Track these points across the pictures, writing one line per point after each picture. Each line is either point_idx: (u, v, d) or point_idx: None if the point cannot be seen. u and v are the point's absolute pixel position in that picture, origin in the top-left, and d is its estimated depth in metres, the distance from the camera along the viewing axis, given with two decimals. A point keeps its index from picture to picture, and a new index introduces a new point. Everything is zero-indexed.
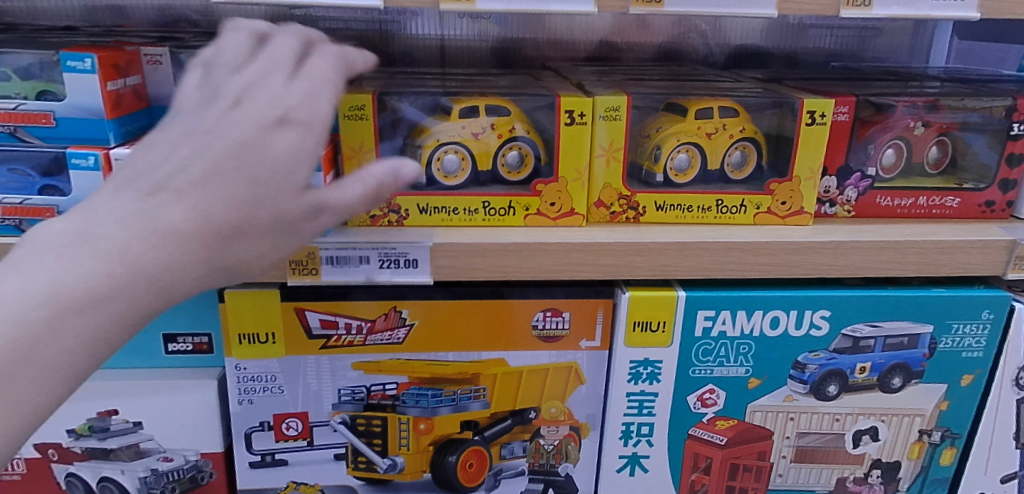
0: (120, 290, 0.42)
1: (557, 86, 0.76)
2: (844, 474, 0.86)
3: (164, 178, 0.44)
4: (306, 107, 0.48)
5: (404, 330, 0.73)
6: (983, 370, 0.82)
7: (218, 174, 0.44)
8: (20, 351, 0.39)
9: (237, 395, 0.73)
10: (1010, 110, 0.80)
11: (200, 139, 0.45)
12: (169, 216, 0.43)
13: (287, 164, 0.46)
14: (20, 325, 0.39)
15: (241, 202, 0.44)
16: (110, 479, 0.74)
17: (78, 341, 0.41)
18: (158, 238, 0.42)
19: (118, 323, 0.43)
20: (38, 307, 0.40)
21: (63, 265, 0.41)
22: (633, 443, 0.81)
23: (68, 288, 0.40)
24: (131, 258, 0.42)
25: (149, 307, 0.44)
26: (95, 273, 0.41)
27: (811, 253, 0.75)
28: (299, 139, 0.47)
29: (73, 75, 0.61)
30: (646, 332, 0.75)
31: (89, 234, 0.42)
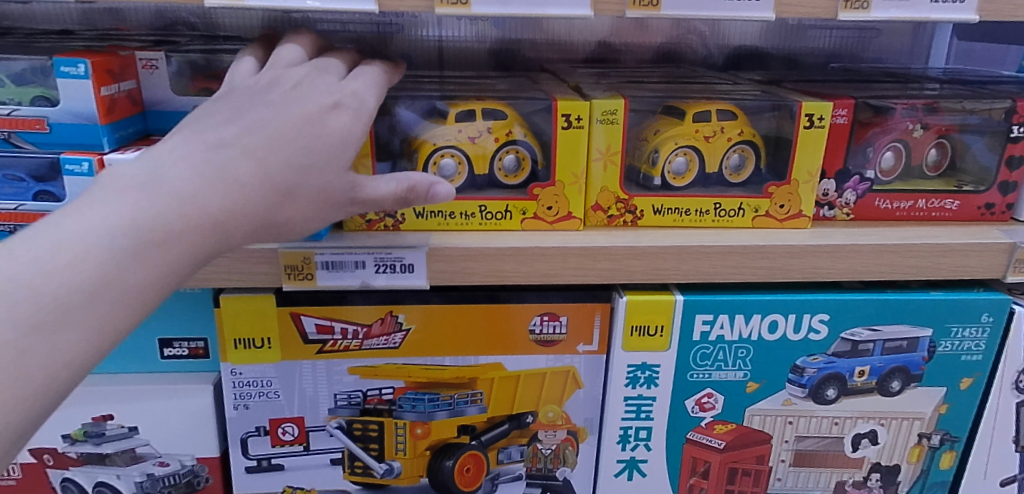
0: (190, 230, 0.46)
1: (554, 89, 0.76)
2: (843, 478, 0.86)
3: (229, 140, 0.50)
4: (359, 97, 0.58)
5: (400, 335, 0.72)
6: (983, 373, 0.82)
7: (281, 141, 0.51)
8: (103, 278, 0.42)
9: (233, 400, 0.73)
10: (1009, 112, 0.79)
11: (260, 113, 0.52)
12: (233, 171, 0.48)
13: (341, 141, 0.55)
14: (104, 255, 0.42)
15: (300, 167, 0.52)
16: (106, 484, 0.75)
17: (150, 276, 0.45)
18: (221, 188, 0.48)
19: (183, 262, 0.46)
20: (117, 240, 0.43)
21: (142, 204, 0.44)
22: (631, 447, 0.81)
23: (146, 224, 0.44)
24: (201, 200, 0.47)
25: (209, 250, 0.48)
26: (171, 213, 0.45)
27: (809, 257, 0.74)
28: (349, 119, 0.56)
29: (66, 81, 0.61)
30: (643, 336, 0.74)
31: (157, 178, 0.46)
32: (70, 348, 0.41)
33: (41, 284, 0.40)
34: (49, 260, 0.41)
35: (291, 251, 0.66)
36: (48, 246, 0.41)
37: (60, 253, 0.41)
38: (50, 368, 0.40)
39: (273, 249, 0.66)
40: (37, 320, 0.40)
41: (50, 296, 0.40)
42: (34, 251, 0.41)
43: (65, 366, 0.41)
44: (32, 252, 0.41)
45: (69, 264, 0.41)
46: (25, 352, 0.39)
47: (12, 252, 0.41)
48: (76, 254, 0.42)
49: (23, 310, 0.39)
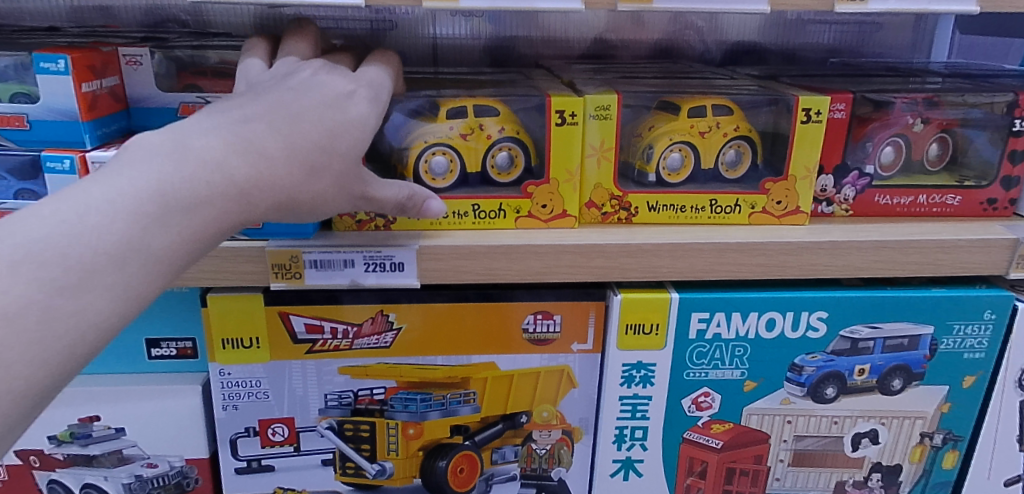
0: (216, 197, 0.44)
1: (546, 85, 0.75)
2: (844, 478, 0.85)
3: (256, 114, 0.49)
4: (372, 90, 0.58)
5: (391, 334, 0.72)
6: (985, 372, 0.80)
7: (307, 120, 0.50)
8: (129, 241, 0.41)
9: (222, 400, 0.72)
10: (1011, 106, 0.78)
11: (283, 96, 0.51)
12: (261, 142, 0.47)
13: (362, 127, 0.54)
14: (132, 217, 0.41)
15: (324, 145, 0.51)
16: (93, 485, 0.74)
17: (175, 242, 0.43)
18: (249, 156, 0.46)
19: (207, 231, 0.45)
20: (145, 204, 0.42)
21: (168, 170, 0.43)
22: (627, 447, 0.79)
23: (174, 189, 0.43)
24: (229, 170, 0.45)
25: (236, 220, 0.46)
26: (200, 180, 0.44)
27: (806, 254, 0.73)
28: (367, 109, 0.56)
29: (46, 77, 0.61)
30: (638, 335, 0.73)
31: (186, 145, 0.45)
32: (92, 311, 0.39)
33: (67, 243, 0.39)
34: (75, 221, 0.40)
35: (279, 251, 0.65)
36: (75, 208, 0.40)
37: (87, 214, 0.40)
38: (76, 330, 0.39)
39: (260, 248, 0.65)
40: (63, 279, 0.38)
41: (77, 256, 0.39)
42: (62, 211, 0.40)
43: (87, 330, 0.39)
44: (60, 213, 0.39)
45: (96, 225, 0.40)
46: (48, 310, 0.37)
47: (38, 213, 0.39)
48: (104, 216, 0.40)
49: (49, 268, 0.38)
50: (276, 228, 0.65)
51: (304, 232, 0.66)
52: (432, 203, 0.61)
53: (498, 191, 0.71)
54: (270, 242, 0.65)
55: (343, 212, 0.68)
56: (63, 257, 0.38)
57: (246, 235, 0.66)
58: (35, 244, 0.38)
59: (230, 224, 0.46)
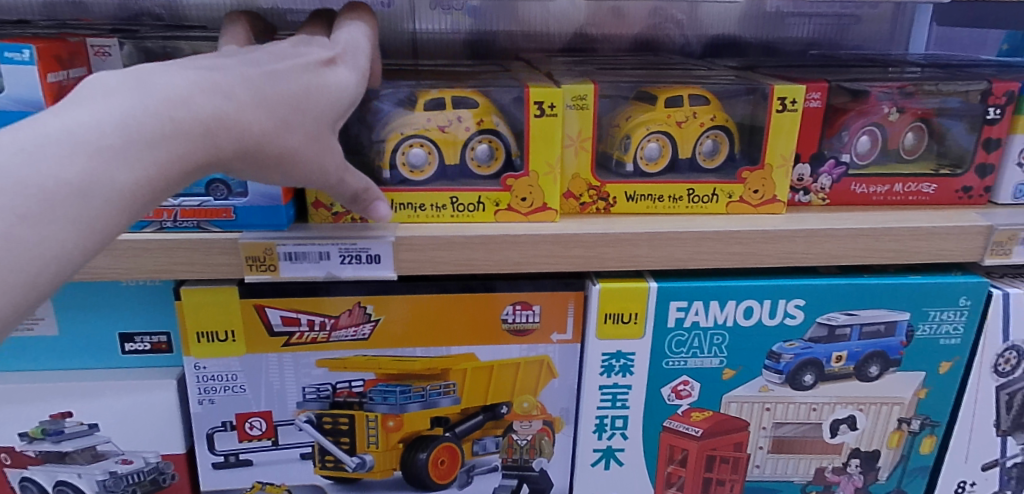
0: (183, 134, 0.43)
1: (527, 78, 0.74)
2: (823, 464, 0.85)
3: (223, 65, 0.48)
4: (356, 62, 0.58)
5: (369, 326, 0.71)
6: (961, 357, 0.81)
7: (279, 78, 0.50)
8: (91, 173, 0.40)
9: (198, 394, 0.72)
10: (984, 94, 0.79)
11: (256, 56, 0.51)
12: (228, 87, 0.46)
13: (338, 93, 0.54)
14: (95, 148, 0.40)
15: (294, 102, 0.50)
16: (66, 483, 0.73)
17: (141, 178, 0.42)
18: (216, 98, 0.45)
19: (173, 170, 0.43)
20: (107, 135, 0.40)
21: (132, 105, 0.42)
22: (607, 436, 0.80)
23: (138, 122, 0.42)
24: (195, 106, 0.44)
25: (203, 160, 0.45)
26: (165, 115, 0.42)
27: (783, 242, 0.73)
28: (344, 75, 0.56)
29: (9, 67, 0.59)
30: (617, 324, 0.74)
31: (150, 82, 0.43)
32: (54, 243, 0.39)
33: (24, 170, 0.38)
34: (34, 150, 0.38)
35: (255, 244, 0.64)
36: (34, 137, 0.39)
37: (46, 146, 0.39)
38: (38, 259, 0.38)
39: (234, 240, 0.64)
40: (20, 206, 0.37)
41: (38, 185, 0.38)
42: (20, 140, 0.38)
43: (47, 259, 0.39)
44: (14, 142, 0.38)
45: (57, 155, 0.39)
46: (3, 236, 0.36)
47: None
48: (64, 145, 0.39)
49: (9, 196, 0.37)
50: (251, 218, 0.64)
51: (279, 223, 0.65)
52: (380, 205, 0.61)
53: (477, 183, 0.70)
54: (244, 234, 0.65)
55: (320, 204, 0.68)
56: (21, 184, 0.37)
57: (218, 227, 0.64)
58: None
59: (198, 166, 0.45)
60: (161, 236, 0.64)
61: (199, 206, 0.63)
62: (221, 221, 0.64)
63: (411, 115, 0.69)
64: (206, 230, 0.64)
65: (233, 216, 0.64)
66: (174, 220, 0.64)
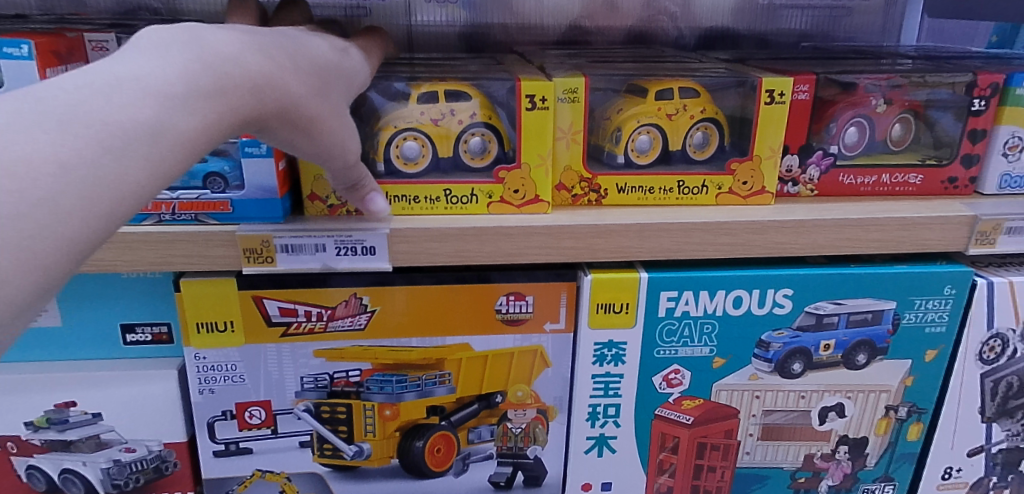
0: (237, 86, 0.46)
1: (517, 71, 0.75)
2: (812, 451, 0.87)
3: (256, 32, 0.51)
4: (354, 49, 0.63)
5: (365, 316, 0.73)
6: (947, 345, 0.83)
7: (305, 52, 0.54)
8: (163, 116, 0.40)
9: (198, 384, 0.73)
10: (970, 86, 0.80)
11: (279, 31, 0.54)
12: (269, 51, 0.49)
13: (348, 72, 0.60)
14: (166, 92, 0.41)
15: (319, 74, 0.55)
16: (72, 471, 0.75)
17: (204, 124, 0.43)
18: (261, 59, 0.48)
19: (228, 120, 0.45)
20: (175, 81, 0.42)
21: (192, 56, 0.43)
22: (600, 424, 0.81)
23: (201, 71, 0.43)
24: (245, 64, 0.46)
25: (250, 113, 0.47)
26: (222, 67, 0.45)
27: (771, 233, 0.75)
28: (350, 58, 0.61)
29: (8, 62, 0.60)
30: (608, 314, 0.75)
31: (202, 39, 0.45)
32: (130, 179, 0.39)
33: (103, 109, 0.38)
34: (110, 90, 0.39)
35: (253, 236, 0.66)
36: (105, 79, 0.39)
37: (120, 87, 0.39)
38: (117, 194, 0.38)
39: (231, 232, 0.65)
40: (101, 141, 0.37)
41: (119, 121, 0.38)
42: (93, 82, 0.39)
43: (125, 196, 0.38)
44: (83, 83, 0.38)
45: (131, 96, 0.39)
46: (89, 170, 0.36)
47: (68, 82, 0.38)
48: (137, 87, 0.40)
49: (94, 129, 0.37)
50: (247, 211, 0.66)
51: (275, 216, 0.66)
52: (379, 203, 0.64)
53: (470, 175, 0.71)
54: (241, 226, 0.66)
55: (316, 197, 0.69)
56: (107, 121, 0.37)
57: (216, 220, 0.66)
58: (75, 108, 0.37)
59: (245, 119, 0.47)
60: (160, 228, 0.65)
61: (196, 199, 0.65)
62: (219, 214, 0.65)
63: (404, 108, 0.70)
64: (204, 222, 0.66)
65: (230, 209, 0.65)
66: (173, 214, 0.65)
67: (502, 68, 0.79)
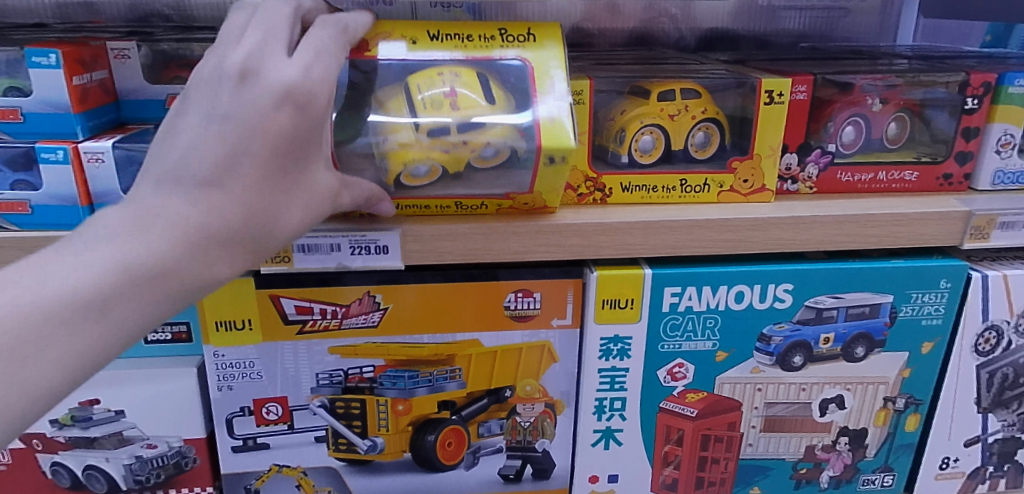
0: (183, 267, 0.48)
1: (535, 89, 0.67)
2: (813, 442, 0.89)
3: (207, 168, 0.48)
4: (321, 72, 0.53)
5: (378, 314, 0.75)
6: (943, 337, 0.85)
7: (259, 165, 0.50)
8: (88, 309, 0.45)
9: (217, 381, 0.75)
10: (963, 85, 0.83)
11: (230, 128, 0.49)
12: (218, 203, 0.49)
13: (317, 139, 0.54)
14: (94, 285, 0.45)
15: (281, 184, 0.52)
16: (95, 467, 0.77)
17: (145, 308, 0.47)
18: (207, 221, 0.48)
19: (170, 294, 0.48)
20: (106, 276, 0.45)
21: (127, 242, 0.46)
22: (606, 417, 0.84)
23: (137, 257, 0.46)
24: (186, 237, 0.48)
25: (204, 275, 0.49)
26: (161, 242, 0.47)
27: (772, 229, 0.77)
28: (317, 108, 0.53)
29: (38, 71, 0.64)
30: (614, 309, 0.77)
31: (147, 212, 0.47)
32: (50, 372, 0.44)
33: (39, 313, 0.43)
34: (38, 288, 0.44)
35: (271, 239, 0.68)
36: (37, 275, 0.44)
37: (51, 284, 0.44)
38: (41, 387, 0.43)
39: None
40: (24, 346, 0.42)
41: (38, 321, 0.43)
42: (28, 278, 0.44)
43: (55, 389, 0.44)
44: (31, 280, 0.44)
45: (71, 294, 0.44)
46: (12, 378, 0.42)
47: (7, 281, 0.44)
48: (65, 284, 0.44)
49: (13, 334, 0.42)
50: None
51: None
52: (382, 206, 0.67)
53: (481, 188, 0.70)
54: None
55: None
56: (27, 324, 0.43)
57: None
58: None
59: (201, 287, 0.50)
60: None
61: None
62: None
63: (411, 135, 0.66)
64: None
65: None
66: None
67: (517, 62, 0.68)
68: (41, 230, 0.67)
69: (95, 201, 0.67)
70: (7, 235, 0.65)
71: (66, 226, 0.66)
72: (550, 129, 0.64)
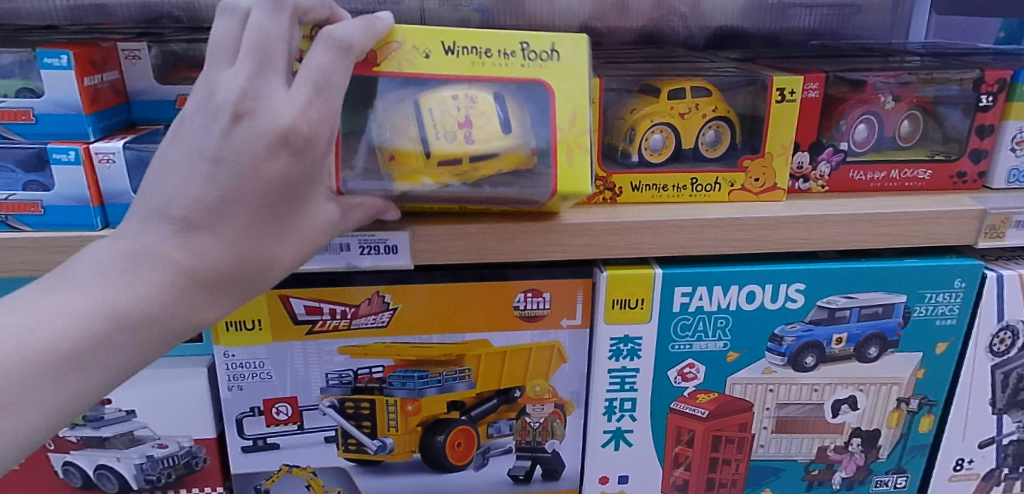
0: (173, 310, 0.49)
1: (556, 122, 0.63)
2: (825, 443, 0.88)
3: (198, 215, 0.48)
4: (319, 109, 0.51)
5: (387, 314, 0.75)
6: (957, 338, 0.84)
7: (252, 212, 0.50)
8: (75, 355, 0.46)
9: (227, 381, 0.75)
10: (977, 82, 0.82)
11: (223, 176, 0.48)
12: (208, 249, 0.49)
13: (313, 180, 0.53)
14: (81, 333, 0.46)
15: (274, 227, 0.52)
16: (107, 466, 0.77)
17: (134, 350, 0.48)
18: (198, 267, 0.49)
19: (158, 336, 0.49)
20: (95, 322, 0.46)
21: (116, 288, 0.47)
22: (616, 418, 0.83)
23: (126, 303, 0.47)
24: (176, 283, 0.48)
25: (193, 317, 0.50)
26: (150, 289, 0.48)
27: (784, 228, 0.76)
28: (315, 150, 0.51)
29: (50, 72, 0.64)
30: (625, 309, 0.77)
31: (137, 256, 0.48)
32: (36, 416, 0.45)
33: (22, 360, 0.44)
34: (24, 336, 0.45)
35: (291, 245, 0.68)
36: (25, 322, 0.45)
37: (37, 331, 0.45)
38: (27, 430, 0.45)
39: None
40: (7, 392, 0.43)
41: (24, 369, 0.44)
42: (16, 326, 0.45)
43: (38, 430, 0.45)
44: (17, 324, 0.45)
45: (56, 342, 0.45)
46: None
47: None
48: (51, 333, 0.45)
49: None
50: None
51: None
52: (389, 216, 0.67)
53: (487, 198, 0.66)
54: None
55: None
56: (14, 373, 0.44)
57: None
58: None
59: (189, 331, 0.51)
60: None
61: None
62: None
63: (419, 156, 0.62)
64: None
65: None
66: None
67: (538, 88, 0.63)
68: (51, 230, 0.66)
69: (107, 202, 0.67)
70: (20, 236, 0.66)
71: (77, 226, 0.67)
72: (569, 174, 0.63)
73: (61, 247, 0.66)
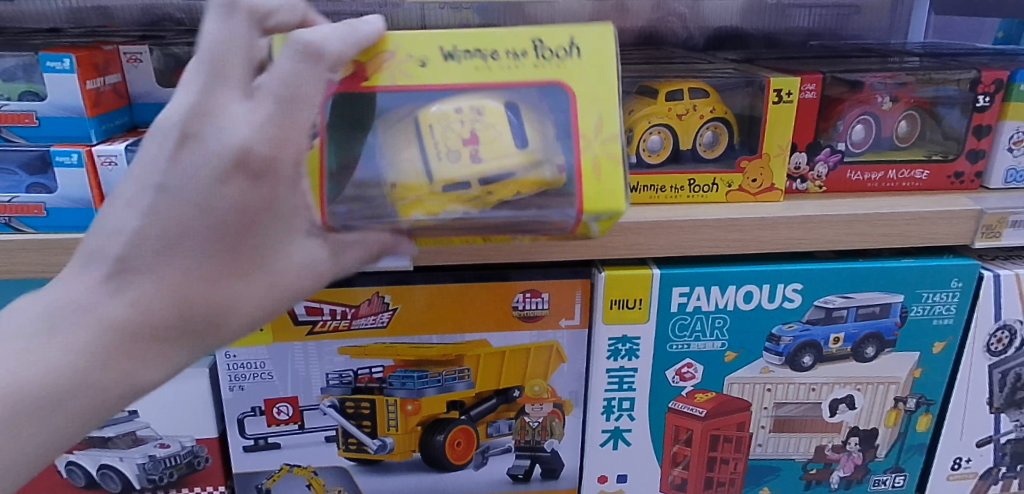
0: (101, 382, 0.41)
1: (578, 133, 0.50)
2: (823, 442, 0.89)
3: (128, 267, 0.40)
4: (280, 130, 0.42)
5: (387, 314, 0.75)
6: (954, 337, 0.85)
7: (195, 261, 0.41)
8: None
9: (229, 381, 0.76)
10: (974, 83, 0.82)
11: (161, 217, 0.40)
12: (140, 308, 0.41)
13: (278, 219, 0.44)
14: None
15: (226, 276, 0.42)
16: (110, 466, 0.78)
17: (61, 430, 0.42)
18: (127, 331, 0.41)
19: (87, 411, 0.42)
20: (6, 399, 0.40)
21: (33, 358, 0.40)
22: (615, 418, 0.84)
23: (42, 376, 0.40)
24: (101, 350, 0.41)
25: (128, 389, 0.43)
26: (71, 357, 0.41)
27: (780, 229, 0.77)
28: (278, 181, 0.42)
29: (53, 75, 0.65)
30: (623, 309, 0.77)
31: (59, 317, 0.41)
32: None
33: None
34: None
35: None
36: None
37: None
38: None
39: None
40: None
41: None
42: None
43: None
44: None
45: None
46: None
47: None
48: None
49: None
50: None
51: None
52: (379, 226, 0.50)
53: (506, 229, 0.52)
54: None
55: None
56: None
57: None
58: None
59: (133, 393, 0.43)
60: None
61: None
62: None
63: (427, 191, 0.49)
64: None
65: None
66: None
67: (555, 94, 0.51)
68: (54, 232, 0.67)
69: None
70: (23, 237, 0.66)
71: (80, 228, 0.67)
72: (597, 199, 0.50)
73: (64, 248, 0.66)
